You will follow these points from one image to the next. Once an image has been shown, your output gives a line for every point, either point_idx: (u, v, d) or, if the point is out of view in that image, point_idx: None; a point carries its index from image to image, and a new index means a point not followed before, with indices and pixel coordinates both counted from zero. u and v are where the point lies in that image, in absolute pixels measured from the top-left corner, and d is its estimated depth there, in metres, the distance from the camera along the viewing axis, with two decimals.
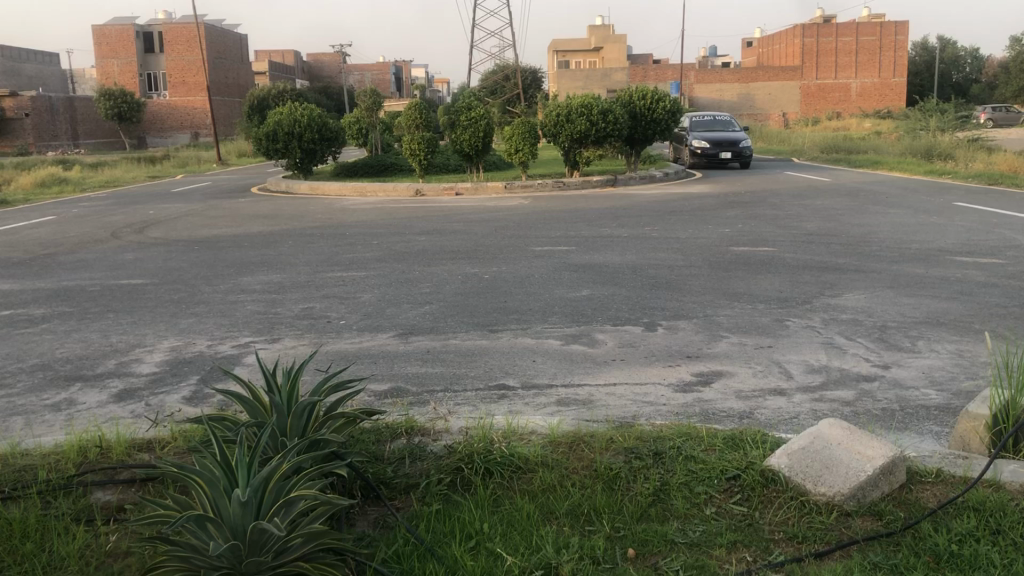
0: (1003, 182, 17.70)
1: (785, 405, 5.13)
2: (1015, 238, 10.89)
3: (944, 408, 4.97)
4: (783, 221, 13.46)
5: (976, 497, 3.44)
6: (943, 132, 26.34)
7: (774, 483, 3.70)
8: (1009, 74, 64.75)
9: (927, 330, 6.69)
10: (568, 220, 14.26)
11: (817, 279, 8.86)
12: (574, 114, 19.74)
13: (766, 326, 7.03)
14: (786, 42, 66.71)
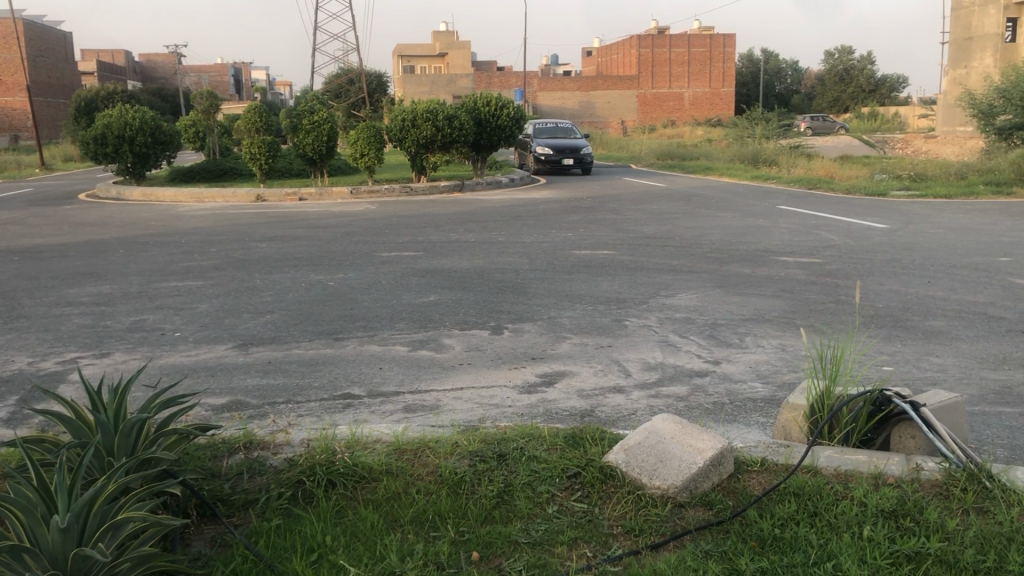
0: (821, 186, 18.98)
1: (624, 402, 5.30)
2: (831, 239, 11.70)
3: (769, 400, 5.28)
4: (622, 224, 13.91)
5: (797, 482, 3.67)
6: (767, 140, 27.94)
7: (612, 478, 3.82)
8: (826, 86, 69.50)
9: (754, 327, 7.08)
10: (414, 225, 14.22)
11: (653, 281, 9.21)
12: (419, 119, 19.72)
13: (606, 326, 7.25)
14: (623, 52, 69.05)
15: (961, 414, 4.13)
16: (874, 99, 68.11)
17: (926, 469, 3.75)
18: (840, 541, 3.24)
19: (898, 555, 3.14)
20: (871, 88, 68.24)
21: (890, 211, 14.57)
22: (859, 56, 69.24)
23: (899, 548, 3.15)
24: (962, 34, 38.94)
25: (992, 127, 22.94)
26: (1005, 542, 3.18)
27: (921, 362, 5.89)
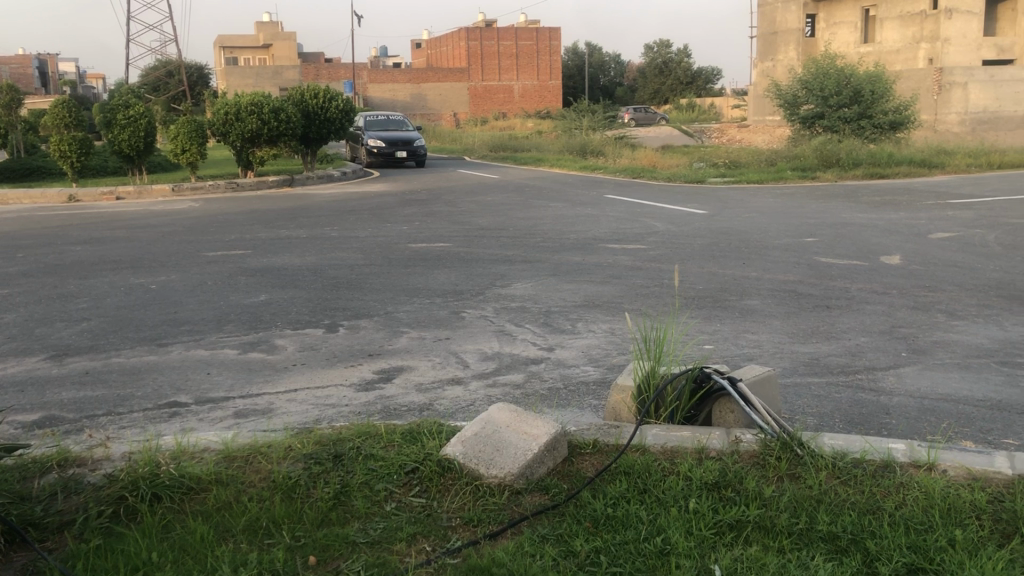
0: (646, 175, 19.71)
1: (462, 394, 5.32)
2: (655, 225, 12.19)
3: (601, 382, 5.44)
4: (456, 217, 13.95)
5: (626, 462, 3.80)
6: (594, 131, 28.77)
7: (449, 471, 3.83)
8: (647, 78, 72.25)
9: (586, 313, 7.27)
10: (242, 223, 13.73)
11: (488, 272, 9.29)
12: (243, 112, 19.07)
13: (443, 319, 7.26)
14: (452, 44, 69.22)
15: (774, 386, 4.40)
16: (691, 91, 71.50)
17: (744, 440, 3.97)
18: (668, 516, 3.37)
19: (721, 525, 3.31)
20: (689, 80, 71.57)
21: (709, 198, 15.34)
22: (677, 50, 72.41)
23: (722, 518, 3.33)
24: (767, 28, 41.41)
25: (796, 117, 24.53)
26: (816, 504, 3.40)
27: (739, 338, 6.25)
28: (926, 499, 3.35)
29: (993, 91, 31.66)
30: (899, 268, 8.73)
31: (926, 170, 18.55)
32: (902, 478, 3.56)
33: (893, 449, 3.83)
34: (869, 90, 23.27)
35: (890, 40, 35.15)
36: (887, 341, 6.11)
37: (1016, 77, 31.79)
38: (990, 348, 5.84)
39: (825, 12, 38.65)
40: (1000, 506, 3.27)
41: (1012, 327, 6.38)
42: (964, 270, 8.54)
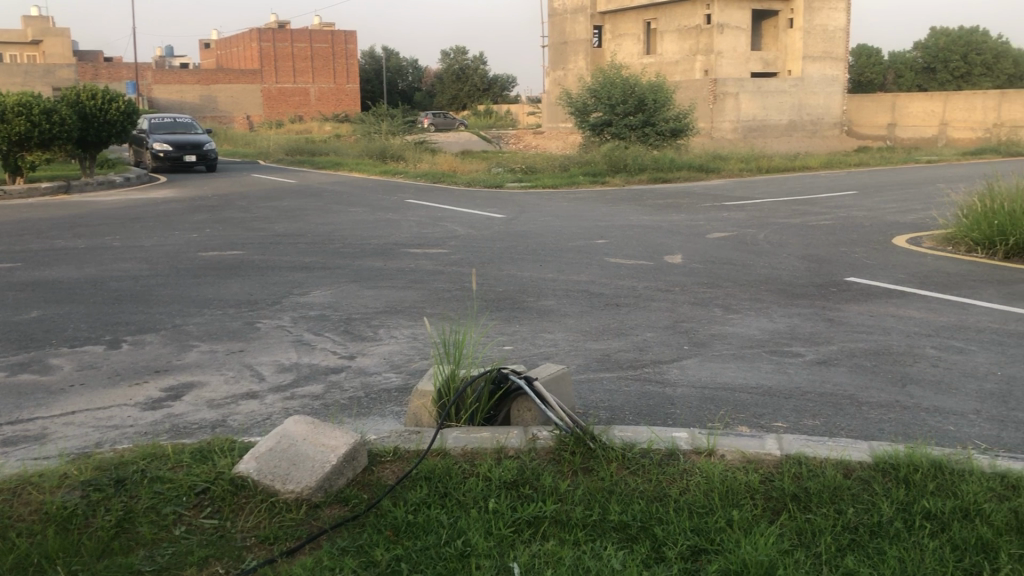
0: (446, 180, 19.89)
1: (258, 408, 5.13)
2: (455, 229, 12.30)
3: (402, 388, 5.42)
4: (250, 223, 13.46)
5: (428, 466, 3.81)
6: (392, 135, 28.70)
7: (244, 489, 3.68)
8: (445, 84, 72.94)
9: (386, 318, 7.22)
10: (10, 233, 12.59)
11: (285, 280, 9.02)
12: (9, 113, 17.51)
13: (237, 330, 6.97)
14: (243, 45, 66.92)
15: (567, 383, 4.53)
16: (488, 97, 72.89)
17: (541, 437, 4.08)
18: (469, 518, 3.40)
19: (518, 522, 3.37)
20: (485, 87, 72.87)
21: (506, 202, 15.65)
22: (472, 56, 73.48)
23: (520, 516, 3.40)
24: (557, 38, 42.89)
25: (586, 124, 25.36)
26: (608, 495, 3.54)
27: (536, 339, 6.41)
28: (706, 483, 3.57)
29: (759, 101, 34.31)
30: (682, 266, 9.27)
31: (704, 174, 19.81)
32: (685, 465, 3.78)
33: (677, 437, 4.06)
34: (652, 99, 24.64)
35: (669, 52, 37.19)
36: (671, 335, 6.47)
37: (779, 88, 34.96)
38: (762, 339, 6.32)
39: (610, 24, 40.39)
40: (770, 485, 3.53)
41: (780, 318, 6.95)
42: (739, 267, 9.19)
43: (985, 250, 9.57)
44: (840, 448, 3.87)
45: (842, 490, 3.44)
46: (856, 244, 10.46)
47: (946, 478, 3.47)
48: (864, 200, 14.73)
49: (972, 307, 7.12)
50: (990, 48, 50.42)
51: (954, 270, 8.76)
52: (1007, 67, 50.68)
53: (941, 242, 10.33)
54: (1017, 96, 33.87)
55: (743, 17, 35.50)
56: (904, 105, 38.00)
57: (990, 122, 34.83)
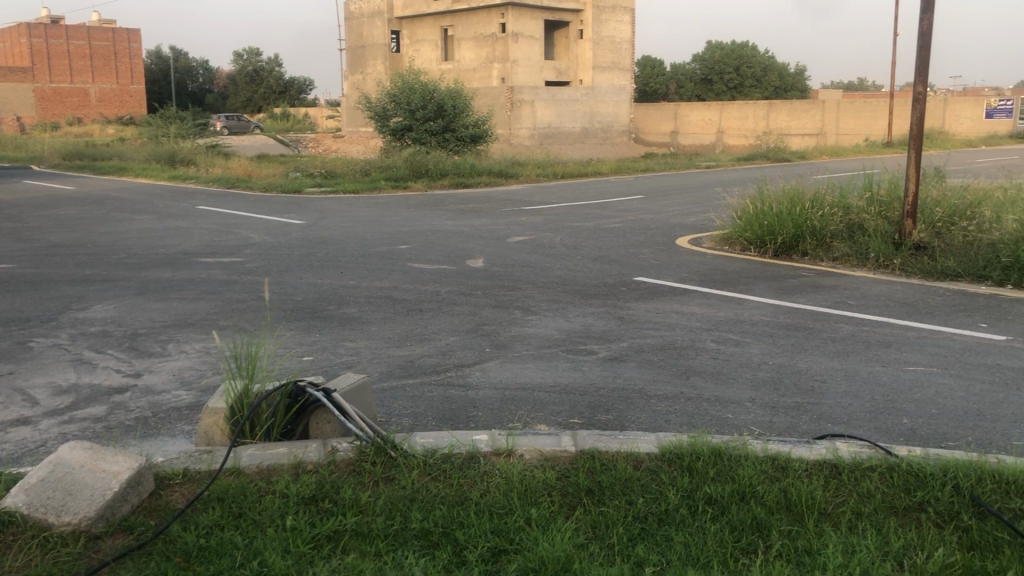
0: (241, 185, 19.16)
1: (30, 435, 4.72)
2: (251, 237, 11.88)
3: (193, 406, 5.16)
4: (22, 233, 12.39)
5: (220, 487, 3.64)
6: (182, 138, 27.31)
7: (11, 526, 3.37)
8: (238, 86, 70.39)
9: (176, 333, 6.85)
10: None
11: (63, 294, 8.36)
12: None
13: (6, 351, 6.39)
14: (10, 41, 61.49)
15: (368, 393, 4.45)
16: (284, 100, 71.17)
17: (340, 449, 4.00)
18: (264, 537, 3.28)
19: (318, 538, 3.29)
20: (282, 90, 71.16)
21: (305, 208, 15.28)
22: (267, 58, 71.30)
23: (318, 531, 3.31)
24: (355, 41, 42.44)
25: (386, 129, 25.25)
26: (409, 503, 3.52)
27: (336, 348, 6.29)
28: (506, 483, 3.63)
29: (554, 108, 35.34)
30: (482, 270, 9.40)
31: (503, 180, 20.20)
32: (485, 467, 3.83)
33: (477, 440, 4.11)
34: (451, 104, 24.91)
35: (467, 59, 37.66)
36: (472, 338, 6.55)
37: (572, 97, 36.20)
38: (559, 338, 6.52)
39: (409, 29, 40.34)
40: (566, 482, 3.64)
41: (575, 317, 7.20)
42: (537, 269, 9.44)
43: (757, 249, 10.36)
44: (630, 441, 4.05)
45: (633, 481, 3.60)
46: (644, 245, 11.01)
47: (724, 463, 3.71)
48: (651, 203, 15.53)
49: (747, 301, 7.68)
50: (759, 62, 54.68)
51: (731, 268, 9.41)
52: (773, 79, 55.21)
53: (718, 242, 11.08)
54: (782, 106, 37.48)
55: (536, 26, 36.60)
56: (686, 114, 40.28)
57: (760, 130, 38.29)
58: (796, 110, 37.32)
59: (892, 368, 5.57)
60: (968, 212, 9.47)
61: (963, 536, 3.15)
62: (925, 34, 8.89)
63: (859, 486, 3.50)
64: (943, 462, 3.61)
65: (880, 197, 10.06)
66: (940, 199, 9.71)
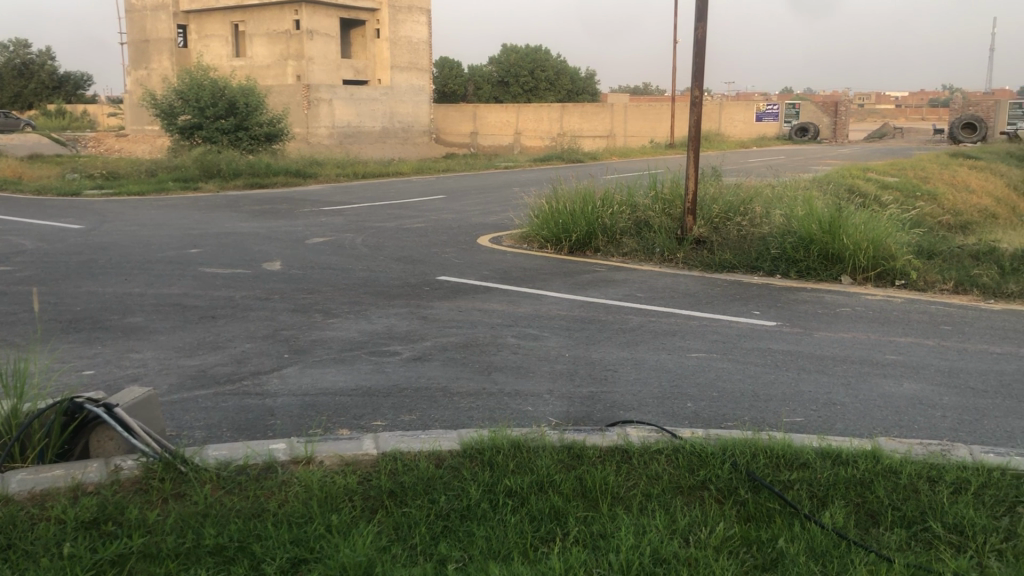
0: (9, 187, 17.57)
1: None
2: (22, 243, 10.92)
3: None
4: None
5: None
6: None
7: None
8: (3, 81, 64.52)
9: None
10: None
11: None
12: None
13: None
14: None
15: (155, 407, 4.19)
16: (58, 98, 65.99)
17: (124, 468, 3.75)
18: (37, 568, 3.01)
19: (100, 563, 3.06)
20: (55, 86, 65.94)
21: (83, 211, 14.21)
22: (37, 50, 65.77)
23: (101, 556, 3.08)
24: (137, 35, 40.01)
25: (173, 127, 23.92)
26: (202, 519, 3.36)
27: (121, 360, 5.90)
28: (305, 492, 3.54)
29: (352, 107, 34.65)
30: (280, 273, 9.13)
31: (300, 180, 19.67)
32: (283, 476, 3.72)
33: (274, 449, 3.98)
34: (244, 102, 24.02)
35: (259, 56, 36.37)
36: (270, 344, 6.33)
37: (370, 96, 35.69)
38: (360, 340, 6.43)
39: (195, 23, 38.43)
40: (368, 485, 3.60)
41: (377, 318, 7.14)
42: (337, 271, 9.27)
43: (554, 246, 10.68)
44: (431, 440, 4.07)
45: (434, 479, 3.61)
46: (445, 244, 11.06)
47: (523, 456, 3.80)
48: (451, 203, 15.68)
49: (545, 297, 7.90)
50: (551, 66, 56.35)
51: (529, 265, 9.64)
52: (566, 83, 57.07)
53: (517, 241, 11.33)
54: (574, 109, 38.86)
55: (330, 24, 35.99)
56: (483, 115, 40.88)
57: (554, 132, 39.46)
58: (587, 112, 38.85)
59: (677, 355, 5.90)
60: (742, 208, 10.22)
61: (741, 509, 3.39)
62: (699, 42, 9.49)
63: (648, 469, 3.68)
64: (721, 441, 3.86)
65: (664, 196, 10.66)
66: (716, 196, 10.41)
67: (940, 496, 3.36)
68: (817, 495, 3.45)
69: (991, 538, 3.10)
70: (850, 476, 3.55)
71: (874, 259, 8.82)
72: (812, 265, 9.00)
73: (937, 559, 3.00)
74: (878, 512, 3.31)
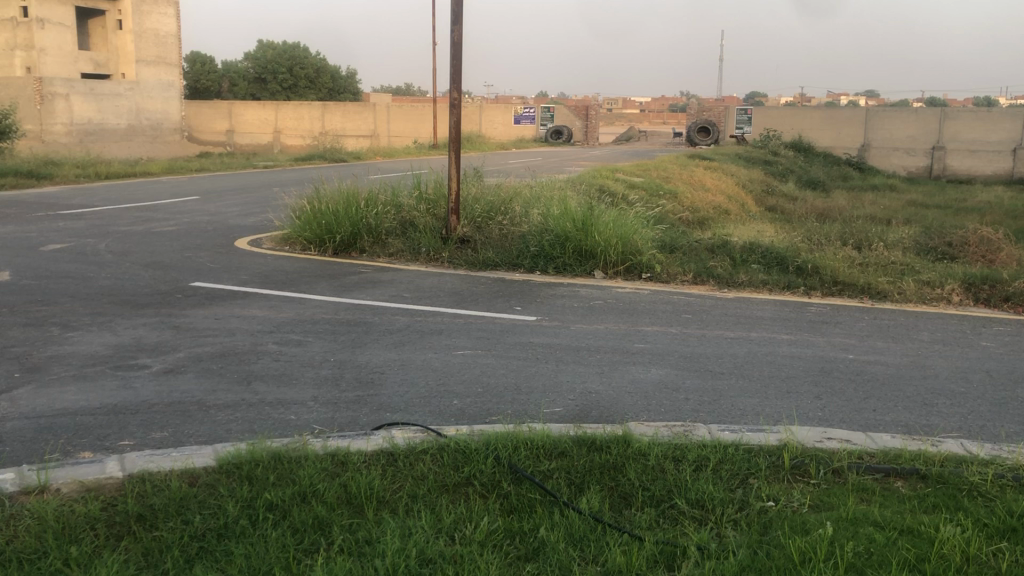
0: None
1: None
2: None
3: None
4: None
5: None
6: None
7: None
8: None
9: None
10: None
11: None
12: None
13: None
14: None
15: None
16: None
17: None
18: None
19: None
20: None
21: None
22: None
23: None
24: None
25: None
26: None
27: None
28: (39, 524, 3.21)
29: (93, 103, 32.12)
30: (10, 284, 8.27)
31: (33, 181, 17.97)
32: (12, 509, 3.35)
33: (0, 480, 3.58)
34: None
35: None
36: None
37: (113, 91, 33.26)
38: (104, 355, 5.95)
39: None
40: (112, 512, 3.33)
41: (124, 330, 6.64)
42: (77, 280, 8.53)
43: (317, 248, 10.45)
44: (184, 457, 3.84)
45: (188, 499, 3.40)
46: (201, 248, 10.52)
47: (284, 466, 3.67)
48: (206, 204, 14.95)
49: (307, 300, 7.71)
50: (311, 64, 55.24)
51: (291, 268, 9.35)
52: (326, 81, 56.12)
53: (278, 243, 10.98)
54: (335, 108, 38.45)
55: (64, 13, 33.17)
56: (240, 113, 39.27)
57: (315, 131, 38.76)
58: (349, 112, 38.53)
59: (442, 354, 5.95)
60: (502, 208, 10.49)
61: (505, 502, 3.47)
62: (456, 44, 9.63)
63: (413, 471, 3.67)
64: (484, 436, 3.94)
65: (428, 196, 10.74)
66: (478, 196, 10.62)
67: (685, 474, 3.61)
68: (575, 483, 3.59)
69: (728, 510, 3.37)
70: (603, 462, 3.72)
71: (623, 255, 9.37)
72: (568, 261, 9.39)
73: (682, 533, 3.22)
74: (630, 494, 3.50)
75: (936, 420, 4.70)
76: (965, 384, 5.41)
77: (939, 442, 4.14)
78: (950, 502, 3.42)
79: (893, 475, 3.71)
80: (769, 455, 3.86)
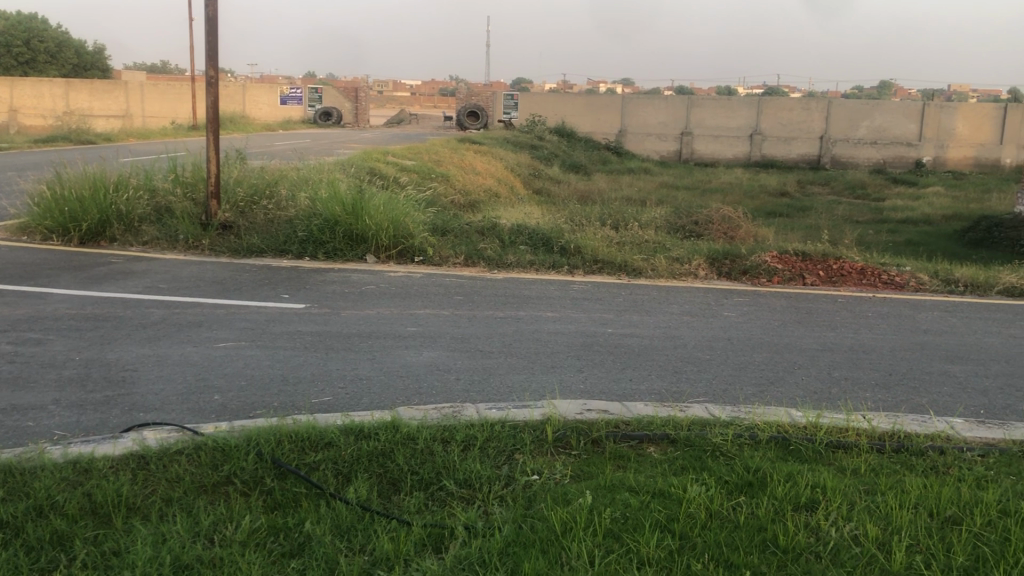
0: None
1: None
2: None
3: None
4: None
5: None
6: None
7: None
8: None
9: None
10: None
11: None
12: None
13: None
14: None
15: None
16: None
17: None
18: None
19: None
20: None
21: None
22: None
23: None
24: None
25: None
26: None
27: None
28: None
29: None
30: None
31: None
32: None
33: None
34: None
35: None
36: None
37: None
38: None
39: None
40: None
41: None
42: None
43: (60, 237, 9.61)
44: None
45: None
46: None
47: (16, 480, 3.33)
48: None
49: (49, 296, 7.05)
50: (52, 37, 50.76)
51: (29, 260, 8.51)
52: (71, 57, 51.78)
53: (14, 232, 9.97)
54: (82, 85, 35.08)
55: None
56: None
57: (60, 110, 34.98)
58: (98, 90, 35.58)
59: (203, 348, 5.64)
60: (267, 191, 10.12)
61: (268, 499, 3.33)
62: (211, 20, 9.12)
63: (167, 473, 3.45)
64: (244, 432, 3.76)
65: (185, 179, 10.15)
66: (240, 180, 10.16)
67: (452, 455, 3.63)
68: (342, 472, 3.52)
69: (494, 487, 3.43)
70: (371, 449, 3.67)
71: (395, 238, 9.30)
72: (338, 246, 9.24)
73: (450, 513, 3.24)
74: (399, 479, 3.48)
75: (685, 386, 5.04)
76: (710, 351, 5.84)
77: (686, 407, 4.43)
78: (696, 463, 3.67)
79: (647, 441, 3.93)
80: (533, 429, 3.97)
